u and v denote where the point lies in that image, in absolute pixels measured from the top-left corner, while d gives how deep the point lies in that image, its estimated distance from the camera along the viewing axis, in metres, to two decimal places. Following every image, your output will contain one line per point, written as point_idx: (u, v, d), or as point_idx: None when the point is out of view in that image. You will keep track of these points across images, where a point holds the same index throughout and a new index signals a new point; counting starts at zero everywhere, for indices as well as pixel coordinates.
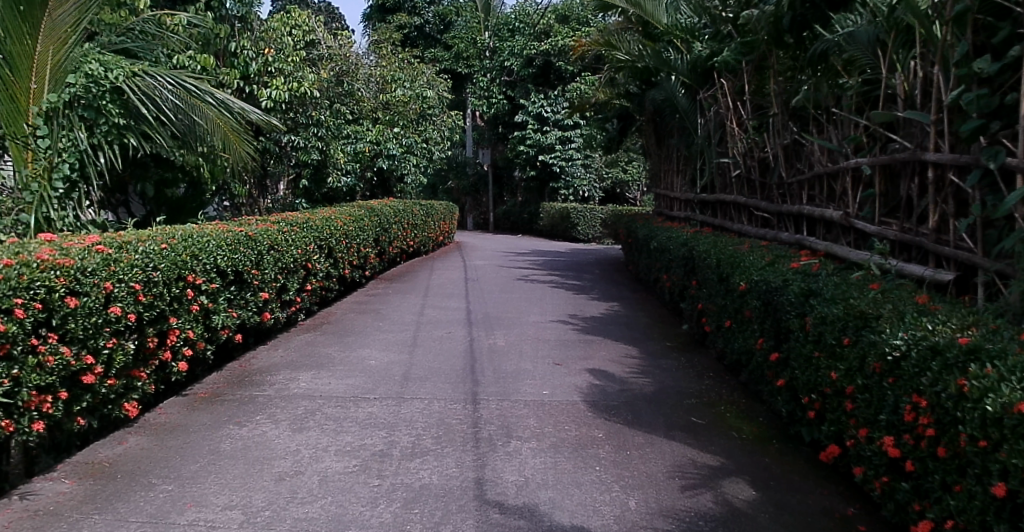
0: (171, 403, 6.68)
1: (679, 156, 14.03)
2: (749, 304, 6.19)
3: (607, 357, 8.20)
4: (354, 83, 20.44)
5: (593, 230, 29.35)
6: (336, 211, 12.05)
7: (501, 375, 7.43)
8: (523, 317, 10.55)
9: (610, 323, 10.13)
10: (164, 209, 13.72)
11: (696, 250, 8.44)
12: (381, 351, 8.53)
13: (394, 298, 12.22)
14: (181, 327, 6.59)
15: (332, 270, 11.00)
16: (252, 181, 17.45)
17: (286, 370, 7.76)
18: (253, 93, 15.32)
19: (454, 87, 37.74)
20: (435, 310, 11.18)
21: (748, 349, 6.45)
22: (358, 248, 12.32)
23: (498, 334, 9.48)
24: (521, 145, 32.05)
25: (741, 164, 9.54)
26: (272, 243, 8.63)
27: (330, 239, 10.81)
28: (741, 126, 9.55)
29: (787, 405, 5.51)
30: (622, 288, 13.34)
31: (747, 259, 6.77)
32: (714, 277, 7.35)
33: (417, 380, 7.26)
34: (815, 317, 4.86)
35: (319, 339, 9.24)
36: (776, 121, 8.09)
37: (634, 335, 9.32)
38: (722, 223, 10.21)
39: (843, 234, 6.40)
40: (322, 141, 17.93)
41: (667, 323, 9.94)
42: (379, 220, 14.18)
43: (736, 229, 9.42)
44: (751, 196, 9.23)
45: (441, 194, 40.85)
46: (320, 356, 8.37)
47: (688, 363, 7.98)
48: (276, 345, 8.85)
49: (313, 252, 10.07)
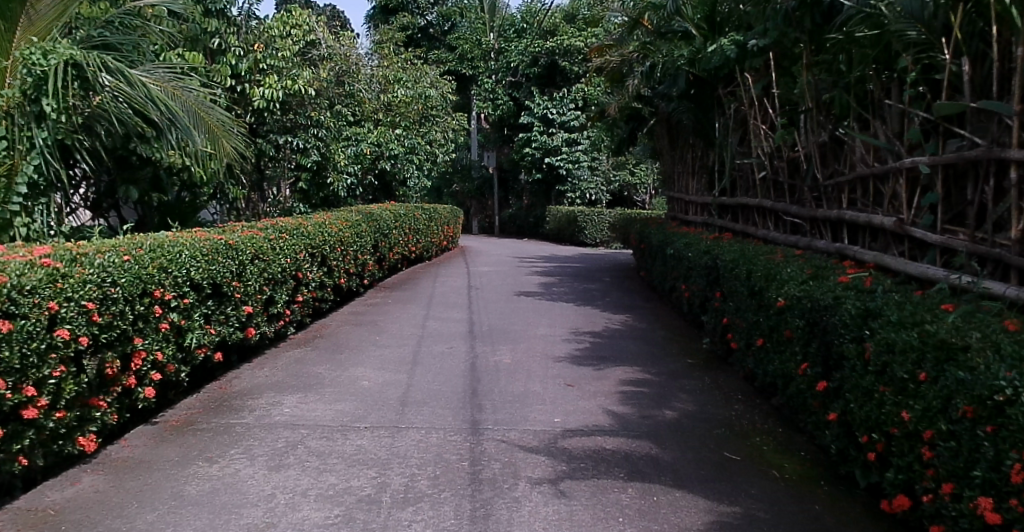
0: (137, 434, 5.97)
1: (694, 158, 13.26)
2: (788, 323, 5.45)
3: (625, 378, 7.46)
4: (356, 84, 19.77)
5: (602, 235, 28.61)
6: (330, 216, 11.33)
7: (506, 399, 6.70)
8: (531, 331, 9.81)
9: (625, 338, 9.38)
10: (157, 215, 13.00)
11: (720, 258, 7.69)
12: (376, 371, 7.79)
13: (393, 309, 11.48)
14: (148, 349, 5.89)
15: (325, 280, 10.29)
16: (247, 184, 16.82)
17: (270, 393, 7.04)
18: (246, 92, 14.88)
19: (458, 88, 37.09)
20: (436, 322, 10.45)
21: (787, 374, 5.70)
22: (354, 254, 11.60)
23: (503, 349, 8.75)
24: (527, 148, 31.35)
25: (766, 165, 8.79)
26: (256, 252, 7.90)
27: (324, 246, 10.07)
28: (766, 123, 8.80)
29: (836, 442, 4.77)
30: (635, 297, 12.61)
31: (783, 269, 6.03)
32: (743, 289, 6.60)
33: (414, 405, 6.54)
34: (877, 344, 4.12)
35: (310, 355, 8.52)
36: (809, 117, 7.36)
37: (651, 352, 8.58)
38: (745, 229, 9.44)
39: (894, 242, 5.65)
40: (321, 140, 17.32)
41: (686, 338, 9.19)
42: (379, 226, 13.44)
43: (762, 236, 8.66)
44: (778, 200, 8.48)
45: (445, 198, 40.18)
46: (308, 376, 7.65)
47: (714, 384, 7.23)
48: (262, 364, 8.13)
49: (305, 260, 9.36)
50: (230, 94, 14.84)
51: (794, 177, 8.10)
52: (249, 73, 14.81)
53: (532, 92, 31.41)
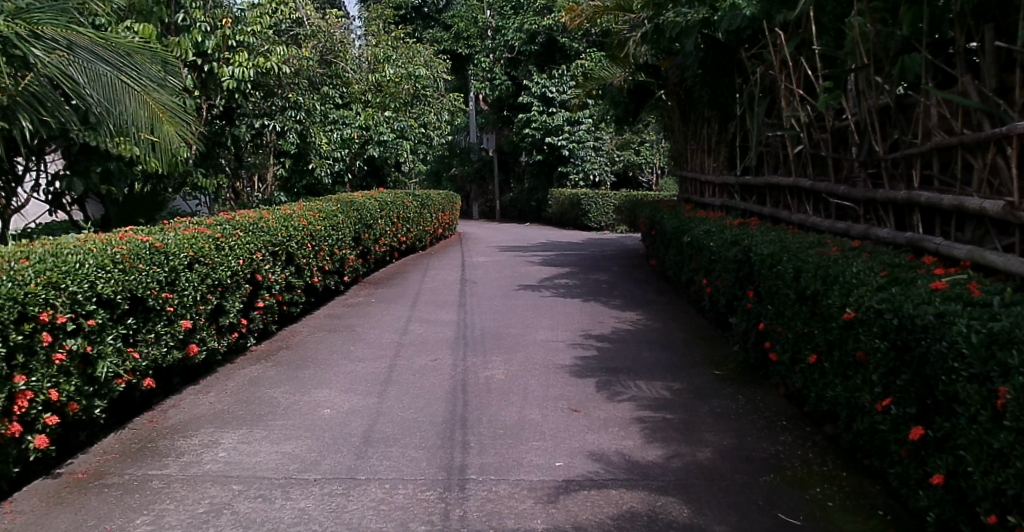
0: (27, 494, 4.69)
1: (710, 133, 11.91)
2: (861, 342, 4.15)
3: (642, 399, 6.17)
4: (343, 64, 18.38)
5: (607, 218, 27.24)
6: (299, 208, 9.99)
7: (496, 432, 5.41)
8: (529, 335, 8.50)
9: (639, 343, 8.08)
10: (117, 209, 11.78)
11: (753, 250, 6.37)
12: (341, 392, 6.51)
13: (376, 310, 10.19)
14: (37, 388, 4.60)
15: (294, 281, 9.00)
16: (220, 172, 15.50)
17: (210, 429, 5.77)
18: (214, 72, 13.43)
19: (454, 69, 35.64)
20: (422, 326, 9.16)
21: (856, 408, 4.40)
22: (330, 250, 10.27)
23: (495, 360, 7.46)
24: (526, 129, 29.97)
25: (803, 137, 7.44)
26: (197, 254, 6.60)
27: (290, 243, 8.75)
28: (802, 88, 7.44)
29: (937, 510, 3.48)
30: (647, 291, 11.31)
31: (846, 268, 4.71)
32: (789, 292, 5.30)
33: (381, 443, 5.26)
34: (1022, 389, 2.79)
35: (268, 373, 7.24)
36: (864, 77, 6.04)
37: (670, 361, 7.31)
38: (776, 213, 8.12)
39: (997, 233, 4.33)
40: (300, 122, 15.94)
41: (709, 344, 7.90)
42: (360, 215, 12.08)
43: (799, 221, 7.34)
44: (819, 179, 7.14)
45: (445, 183, 38.81)
46: (261, 401, 6.40)
47: (750, 406, 5.94)
48: (209, 386, 6.87)
49: (265, 260, 8.05)
50: (196, 74, 13.42)
51: (842, 151, 6.74)
52: (217, 51, 13.39)
53: (530, 71, 29.96)
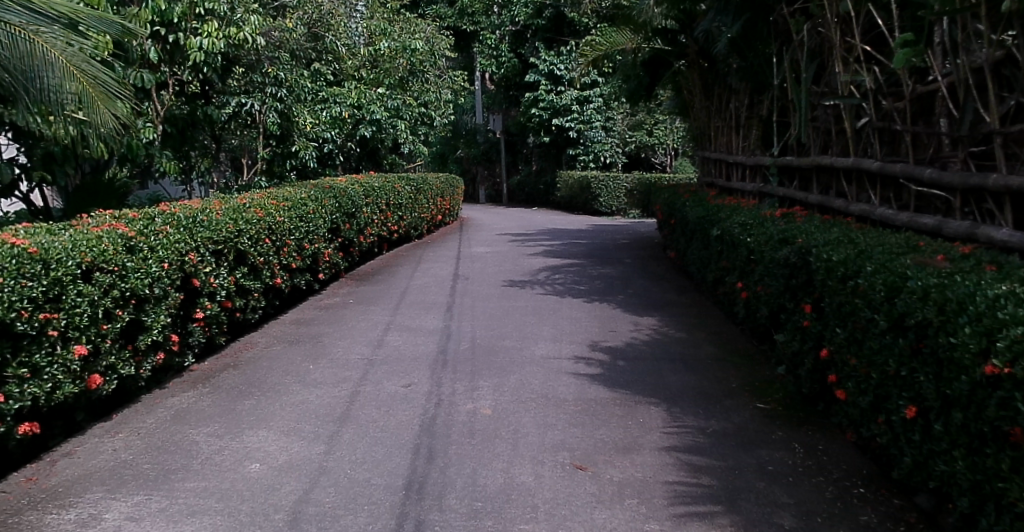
0: None
1: (738, 109, 10.40)
2: (1018, 413, 2.68)
3: (668, 447, 4.69)
4: (334, 38, 16.90)
5: (618, 202, 25.67)
6: (257, 197, 8.54)
7: (472, 507, 3.97)
8: (526, 348, 7.06)
9: (660, 361, 6.60)
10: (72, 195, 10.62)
11: (813, 252, 4.87)
12: (281, 435, 5.09)
13: (351, 314, 8.76)
14: None
15: (251, 284, 7.59)
16: (196, 154, 14.07)
17: (98, 495, 4.36)
18: (181, 43, 11.89)
19: (459, 47, 33.11)
20: (401, 336, 7.71)
21: (999, 504, 2.93)
22: (297, 245, 8.82)
23: (483, 385, 6.02)
24: (533, 108, 28.51)
25: (868, 106, 5.94)
26: (96, 262, 5.17)
27: (242, 240, 7.30)
28: (868, 47, 5.90)
29: None
30: (666, 289, 9.84)
31: (972, 291, 3.23)
32: (876, 317, 3.82)
33: (313, 526, 3.82)
34: None
35: (201, 404, 5.85)
36: (968, 24, 4.50)
37: (701, 389, 5.84)
38: (829, 202, 6.63)
39: None
40: (280, 99, 14.42)
41: (747, 365, 6.42)
42: (340, 203, 10.58)
43: (862, 214, 5.86)
44: (891, 161, 5.63)
45: (450, 165, 37.29)
46: (177, 450, 4.99)
47: (810, 462, 4.48)
48: (121, 425, 5.47)
49: (204, 260, 6.62)
50: (160, 45, 11.89)
51: (925, 123, 5.23)
52: (183, 20, 11.84)
53: (538, 48, 28.46)
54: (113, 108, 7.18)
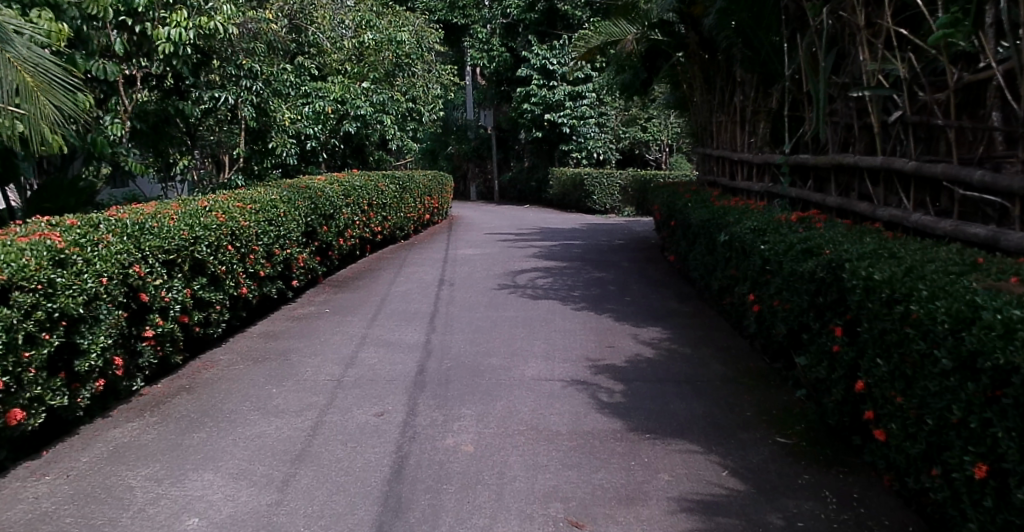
0: None
1: (743, 102, 9.74)
2: None
3: (678, 497, 4.01)
4: (318, 31, 16.18)
5: (612, 199, 24.99)
6: (221, 200, 7.82)
7: None
8: (515, 367, 6.38)
9: (663, 383, 5.92)
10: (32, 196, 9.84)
11: (846, 268, 4.21)
12: (230, 481, 4.38)
13: (325, 326, 8.04)
14: None
15: (212, 297, 6.87)
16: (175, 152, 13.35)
17: None
18: (148, 34, 11.08)
19: (449, 41, 32.35)
20: (378, 352, 7.03)
21: None
22: (266, 251, 8.09)
23: (466, 414, 5.32)
24: (525, 104, 27.88)
25: (900, 99, 5.28)
26: (13, 279, 4.43)
27: (200, 248, 6.59)
28: (900, 33, 5.25)
29: None
30: (667, 296, 9.17)
31: None
32: (935, 352, 3.16)
33: None
34: None
35: (144, 439, 5.12)
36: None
37: (712, 418, 5.17)
38: (853, 206, 5.98)
39: None
40: (257, 93, 13.61)
41: (760, 388, 5.75)
42: (316, 204, 9.86)
43: (894, 221, 5.20)
44: (928, 162, 4.98)
45: (441, 161, 36.53)
46: (108, 499, 4.26)
47: (846, 516, 3.81)
48: (47, 466, 4.72)
49: (153, 272, 5.92)
50: (125, 35, 11.08)
51: (970, 117, 4.57)
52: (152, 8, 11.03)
53: (531, 41, 27.72)
54: (56, 99, 6.46)
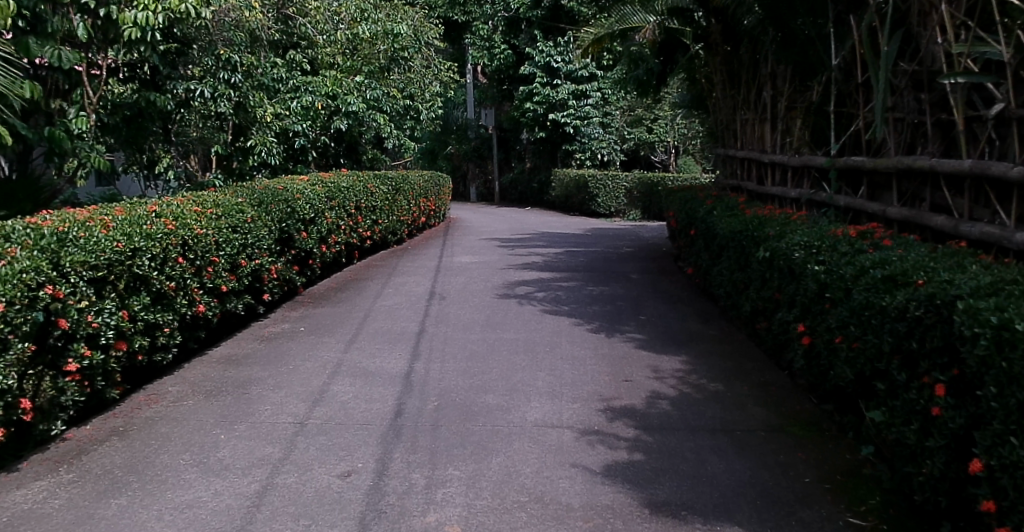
0: None
1: (773, 98, 8.71)
2: None
3: None
4: (304, 20, 15.00)
5: (617, 202, 23.90)
6: (175, 204, 6.79)
7: None
8: (515, 408, 5.33)
9: (694, 433, 4.87)
10: None
11: (959, 306, 3.17)
12: None
13: (296, 349, 6.98)
14: None
15: (159, 318, 5.83)
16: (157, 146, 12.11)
17: None
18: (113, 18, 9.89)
19: (449, 38, 31.26)
20: (354, 384, 5.98)
21: None
22: (229, 262, 7.04)
23: (454, 476, 4.26)
24: (527, 103, 26.91)
25: (1003, 90, 4.27)
26: None
27: (140, 261, 5.56)
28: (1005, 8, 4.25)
29: None
30: (686, 316, 8.13)
31: None
32: None
33: None
34: None
35: (48, 507, 4.04)
36: None
37: (760, 485, 4.12)
38: (925, 219, 4.96)
39: None
40: (236, 86, 12.37)
41: (811, 442, 4.71)
42: (293, 207, 8.81)
43: (991, 239, 4.19)
44: None
45: (439, 161, 35.49)
46: None
47: None
48: None
49: (77, 293, 4.88)
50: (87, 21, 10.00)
51: None
52: None
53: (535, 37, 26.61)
54: None
